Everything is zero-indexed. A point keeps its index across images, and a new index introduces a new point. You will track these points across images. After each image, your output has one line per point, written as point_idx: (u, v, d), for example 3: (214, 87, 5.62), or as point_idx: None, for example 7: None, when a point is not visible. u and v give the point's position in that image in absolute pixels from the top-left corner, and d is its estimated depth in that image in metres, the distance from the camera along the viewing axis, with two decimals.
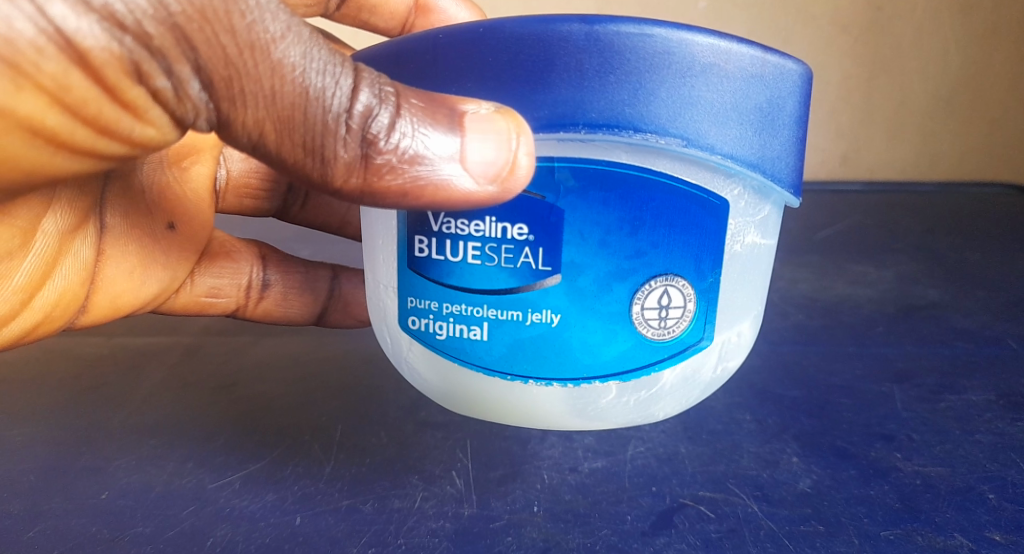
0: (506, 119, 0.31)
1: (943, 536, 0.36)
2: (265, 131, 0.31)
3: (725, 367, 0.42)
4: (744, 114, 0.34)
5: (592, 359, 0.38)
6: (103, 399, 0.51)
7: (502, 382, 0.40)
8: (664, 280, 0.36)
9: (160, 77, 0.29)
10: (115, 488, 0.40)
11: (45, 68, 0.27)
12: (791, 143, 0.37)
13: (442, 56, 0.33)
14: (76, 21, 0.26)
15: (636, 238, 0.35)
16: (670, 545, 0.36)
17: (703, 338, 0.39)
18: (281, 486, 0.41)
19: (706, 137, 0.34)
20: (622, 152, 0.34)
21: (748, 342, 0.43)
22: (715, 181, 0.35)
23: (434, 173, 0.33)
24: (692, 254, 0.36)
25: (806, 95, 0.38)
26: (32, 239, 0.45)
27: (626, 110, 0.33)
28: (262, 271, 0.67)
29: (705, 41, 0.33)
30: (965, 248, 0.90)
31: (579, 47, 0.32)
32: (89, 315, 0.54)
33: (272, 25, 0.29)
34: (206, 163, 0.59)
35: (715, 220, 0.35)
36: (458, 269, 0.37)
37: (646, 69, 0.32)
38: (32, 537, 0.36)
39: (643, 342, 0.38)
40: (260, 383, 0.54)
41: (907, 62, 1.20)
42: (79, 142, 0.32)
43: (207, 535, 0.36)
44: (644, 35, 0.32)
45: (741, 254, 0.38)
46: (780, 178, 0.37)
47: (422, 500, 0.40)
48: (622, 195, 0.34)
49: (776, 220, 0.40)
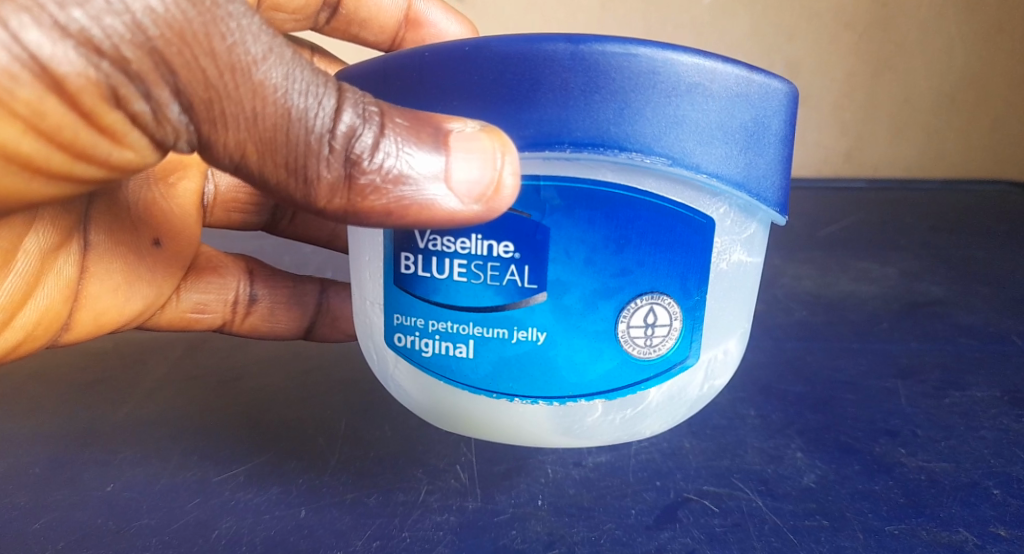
0: (491, 138, 0.31)
1: (949, 531, 0.37)
2: (247, 151, 0.31)
3: (712, 386, 0.42)
4: (729, 134, 0.34)
5: (577, 378, 0.38)
6: (105, 395, 0.50)
7: (488, 400, 0.40)
8: (649, 299, 0.36)
9: (139, 100, 0.29)
10: (120, 481, 0.40)
11: (20, 94, 0.27)
12: (777, 161, 0.37)
13: (429, 75, 0.33)
14: (52, 48, 0.26)
15: (621, 256, 0.35)
16: (674, 539, 0.36)
17: (688, 356, 0.39)
18: (287, 479, 0.41)
19: (691, 156, 0.34)
20: (608, 172, 0.34)
21: (735, 359, 0.42)
22: (701, 200, 0.35)
23: (418, 193, 0.33)
24: (678, 272, 0.36)
25: (792, 114, 0.38)
26: (13, 259, 0.45)
27: (611, 129, 0.33)
28: (250, 286, 0.64)
29: (690, 61, 0.33)
30: (969, 245, 0.90)
31: (564, 66, 0.32)
32: (73, 332, 0.53)
33: (253, 47, 0.29)
34: (194, 178, 0.58)
35: (702, 238, 0.35)
36: (444, 286, 0.37)
37: (632, 88, 0.32)
38: (37, 529, 0.36)
39: (629, 361, 0.38)
40: (264, 378, 0.54)
41: (912, 62, 1.20)
42: (55, 168, 0.32)
43: (212, 525, 0.36)
44: (629, 54, 0.32)
45: (727, 272, 0.38)
46: (766, 197, 0.37)
47: (426, 493, 0.40)
48: (607, 214, 0.34)
49: (763, 237, 0.40)
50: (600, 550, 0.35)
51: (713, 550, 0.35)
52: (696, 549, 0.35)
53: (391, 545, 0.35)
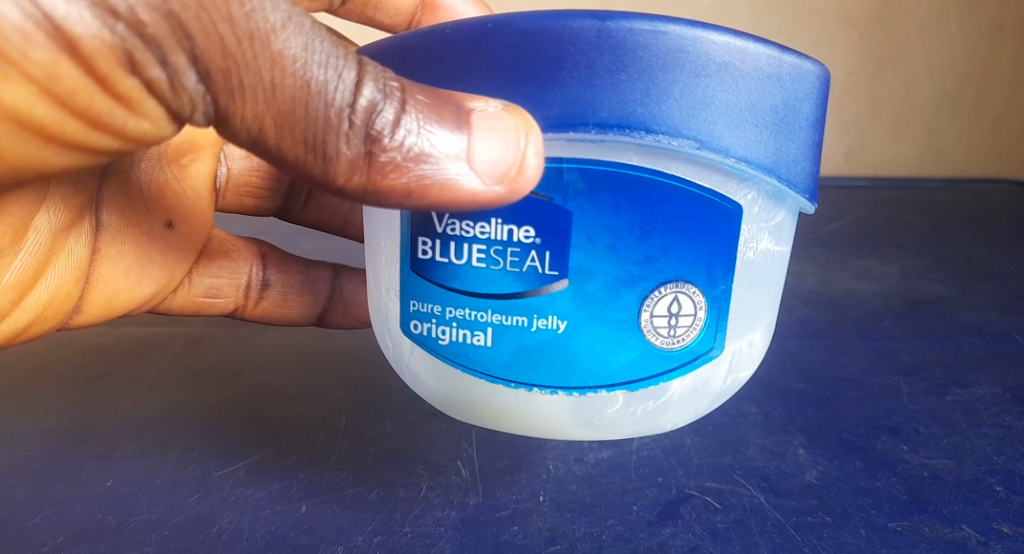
0: (514, 117, 0.31)
1: (951, 528, 0.36)
2: (264, 125, 0.31)
3: (736, 379, 0.41)
4: (758, 116, 0.34)
5: (599, 367, 0.38)
6: (107, 388, 0.50)
7: (506, 389, 0.39)
8: (674, 287, 0.36)
9: (155, 67, 0.29)
10: (119, 476, 0.40)
11: (34, 55, 0.26)
12: (806, 146, 0.36)
13: (451, 52, 0.33)
14: (66, 7, 0.26)
15: (645, 243, 0.35)
16: (676, 535, 0.36)
17: (713, 347, 0.38)
18: (287, 474, 0.41)
19: (720, 138, 0.33)
20: (633, 154, 0.33)
21: (759, 353, 0.42)
22: (729, 185, 0.35)
23: (440, 172, 0.32)
24: (704, 261, 0.35)
25: (822, 98, 0.37)
26: (24, 237, 0.45)
27: (638, 110, 0.32)
28: (262, 271, 0.64)
29: (720, 40, 0.32)
30: (972, 244, 0.90)
31: (590, 44, 0.31)
32: (84, 316, 0.53)
33: (272, 15, 0.29)
34: (207, 161, 0.57)
35: (728, 225, 0.35)
36: (462, 272, 0.37)
37: (660, 68, 0.32)
38: (37, 523, 0.36)
39: (652, 350, 0.37)
40: (266, 373, 0.54)
41: (909, 60, 1.19)
42: (70, 136, 0.32)
43: (212, 521, 0.36)
44: (658, 32, 0.31)
45: (754, 261, 0.37)
46: (795, 183, 0.36)
47: (427, 489, 0.39)
48: (632, 199, 0.34)
49: (789, 226, 0.39)
50: (603, 546, 0.35)
51: (715, 546, 0.35)
52: (698, 545, 0.35)
53: (392, 541, 0.35)
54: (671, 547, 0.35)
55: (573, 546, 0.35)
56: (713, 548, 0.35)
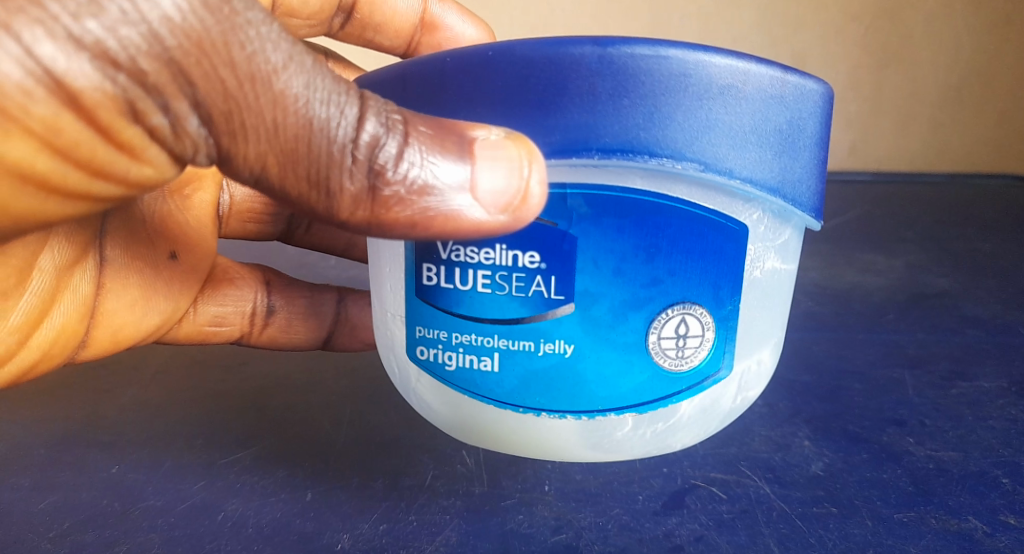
0: (518, 147, 0.31)
1: (957, 519, 0.36)
2: (267, 164, 0.31)
3: (746, 397, 0.41)
4: (762, 137, 0.33)
5: (607, 392, 0.37)
6: (111, 377, 0.51)
7: (514, 415, 0.39)
8: (681, 309, 0.35)
9: (156, 114, 0.29)
10: (126, 462, 0.40)
11: (35, 111, 0.26)
12: (810, 165, 0.36)
13: (451, 81, 0.33)
14: (66, 62, 0.25)
15: (652, 265, 0.34)
16: (682, 525, 0.36)
17: (721, 368, 0.38)
18: (294, 464, 0.40)
19: (724, 161, 0.33)
20: (638, 178, 0.33)
21: (769, 371, 0.42)
22: (734, 206, 0.34)
23: (444, 204, 0.32)
24: (712, 281, 0.35)
25: (825, 115, 0.37)
26: (29, 277, 0.45)
27: (641, 135, 0.32)
28: (267, 297, 0.63)
29: (723, 62, 0.32)
30: (976, 238, 0.89)
31: (592, 71, 0.31)
32: (89, 351, 0.52)
33: (273, 56, 0.29)
34: (209, 190, 0.59)
35: (735, 245, 0.35)
36: (467, 298, 0.37)
37: (662, 92, 0.31)
38: (43, 509, 0.36)
39: (661, 374, 0.37)
40: (266, 364, 0.54)
41: (914, 58, 1.18)
42: (72, 185, 0.32)
43: (218, 508, 0.36)
44: (660, 57, 0.31)
45: (761, 279, 0.37)
46: (800, 202, 0.36)
47: (432, 478, 0.40)
48: (637, 222, 0.33)
49: (796, 243, 0.39)
50: (608, 535, 0.35)
51: (722, 536, 0.35)
52: (704, 535, 0.35)
53: (397, 528, 0.35)
54: (677, 536, 0.35)
55: (578, 536, 0.35)
56: (719, 539, 0.34)
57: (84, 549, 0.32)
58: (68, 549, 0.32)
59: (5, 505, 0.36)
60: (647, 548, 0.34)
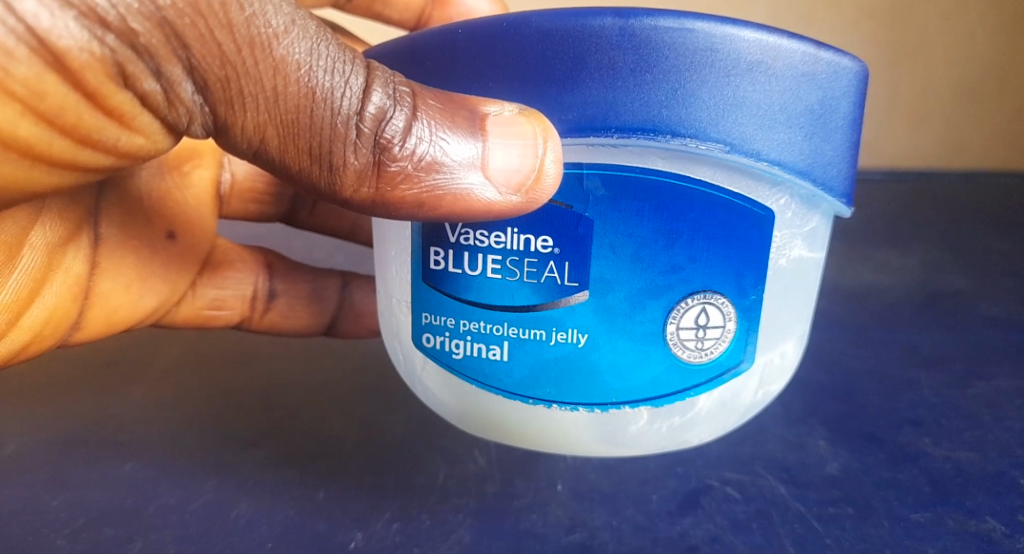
0: (532, 123, 0.30)
1: (975, 520, 0.35)
2: (266, 135, 0.31)
3: (767, 391, 0.39)
4: (792, 117, 0.32)
5: (621, 384, 0.37)
6: (122, 379, 0.50)
7: (525, 406, 0.38)
8: (701, 298, 0.34)
9: (148, 79, 0.29)
10: (138, 460, 0.40)
11: (17, 72, 0.26)
12: (845, 148, 0.34)
13: (462, 52, 0.32)
14: (51, 19, 0.26)
15: (672, 252, 0.33)
16: (697, 525, 0.35)
17: (742, 361, 0.37)
18: (302, 465, 0.40)
19: (750, 141, 0.31)
20: (657, 159, 0.32)
21: (793, 364, 0.40)
22: (760, 190, 0.33)
23: (453, 181, 0.33)
24: (734, 269, 0.34)
25: (866, 92, 0.35)
26: (18, 255, 0.44)
27: (664, 113, 0.31)
28: (267, 280, 0.63)
29: (752, 37, 0.30)
30: (995, 235, 0.87)
31: (612, 44, 0.30)
32: (83, 332, 0.52)
33: (273, 19, 0.29)
34: (208, 167, 0.60)
35: (760, 232, 0.34)
36: (477, 283, 0.36)
37: (686, 68, 0.30)
38: (58, 506, 0.36)
39: (678, 365, 0.36)
40: (274, 362, 0.54)
41: (934, 48, 1.02)
42: (58, 154, 0.32)
43: (232, 505, 0.36)
44: (684, 30, 0.30)
45: (786, 269, 0.36)
46: (833, 187, 0.34)
47: (445, 478, 0.39)
48: (656, 206, 0.33)
49: (826, 230, 0.37)
50: (623, 535, 0.34)
51: (737, 537, 0.34)
52: (719, 535, 0.34)
53: (411, 528, 0.35)
54: (692, 537, 0.34)
55: (593, 536, 0.34)
56: (735, 539, 0.34)
57: (102, 546, 0.33)
58: (86, 546, 0.33)
59: (20, 503, 0.36)
60: (662, 549, 0.33)
